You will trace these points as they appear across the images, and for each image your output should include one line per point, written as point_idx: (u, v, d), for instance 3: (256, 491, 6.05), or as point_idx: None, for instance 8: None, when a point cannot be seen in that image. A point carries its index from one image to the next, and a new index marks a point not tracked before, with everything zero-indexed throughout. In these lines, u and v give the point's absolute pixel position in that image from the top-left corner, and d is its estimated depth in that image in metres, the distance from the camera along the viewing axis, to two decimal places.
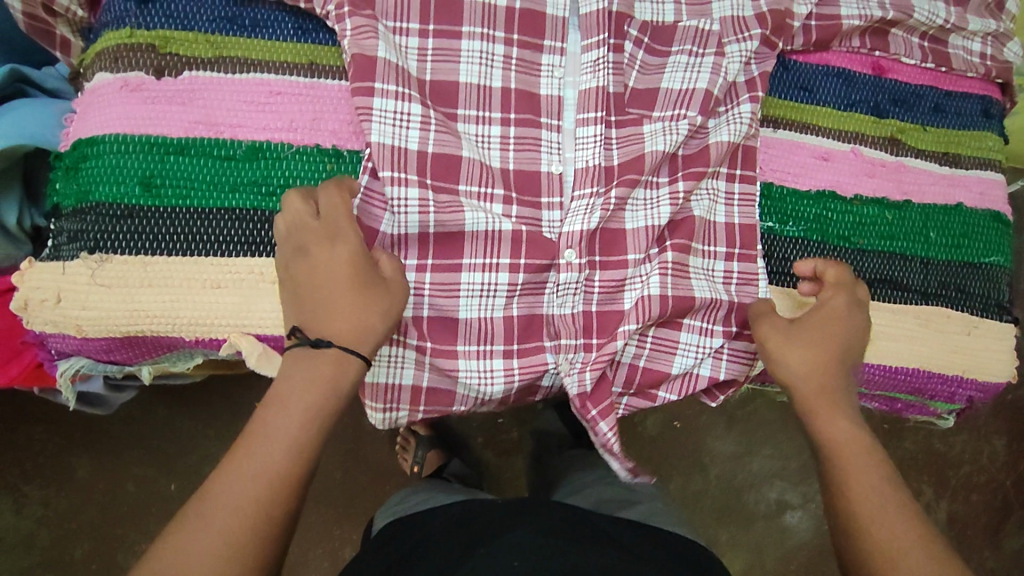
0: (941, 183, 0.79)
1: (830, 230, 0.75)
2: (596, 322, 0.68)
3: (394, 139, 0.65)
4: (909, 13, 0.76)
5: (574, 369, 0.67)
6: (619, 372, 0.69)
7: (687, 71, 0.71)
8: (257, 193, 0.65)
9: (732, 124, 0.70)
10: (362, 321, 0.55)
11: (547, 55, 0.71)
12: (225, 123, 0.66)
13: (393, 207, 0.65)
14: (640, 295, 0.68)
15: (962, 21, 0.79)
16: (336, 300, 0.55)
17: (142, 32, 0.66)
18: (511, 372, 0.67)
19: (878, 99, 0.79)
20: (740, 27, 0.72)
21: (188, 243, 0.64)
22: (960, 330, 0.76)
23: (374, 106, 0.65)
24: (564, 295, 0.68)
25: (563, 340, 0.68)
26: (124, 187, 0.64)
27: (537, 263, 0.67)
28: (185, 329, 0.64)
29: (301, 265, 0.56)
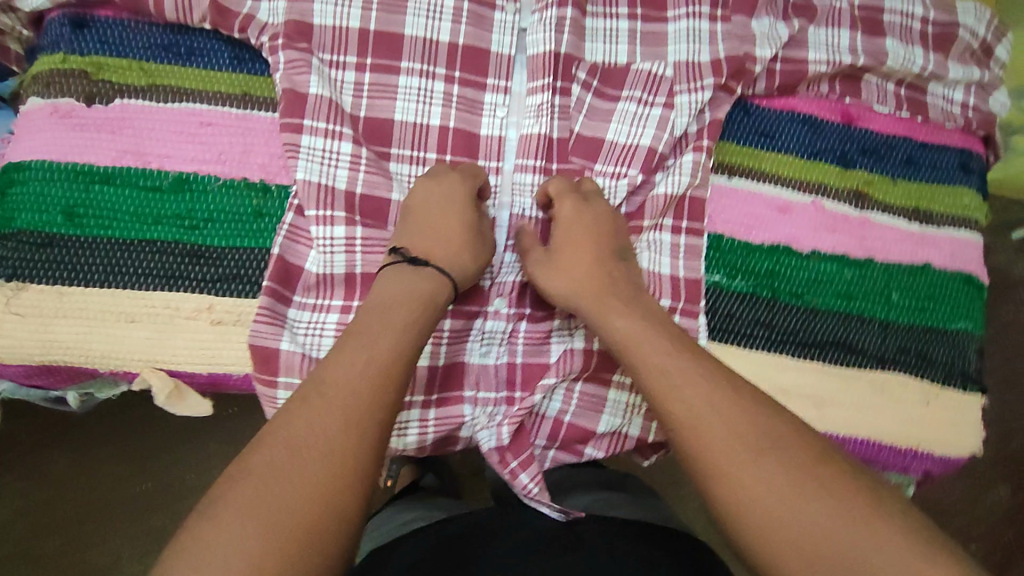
0: (909, 241, 0.74)
1: (781, 287, 0.71)
2: (519, 374, 0.67)
3: (321, 177, 0.63)
4: (881, 61, 0.72)
5: (493, 422, 0.66)
6: (542, 425, 0.67)
7: (633, 123, 0.68)
8: (180, 226, 0.64)
9: (672, 177, 0.68)
10: (448, 248, 0.60)
11: (490, 94, 0.68)
12: (153, 153, 0.65)
13: (318, 246, 0.63)
14: (565, 348, 0.66)
15: (942, 69, 0.74)
16: (437, 229, 0.61)
17: (76, 57, 0.65)
18: (426, 423, 0.65)
19: (846, 148, 0.74)
20: (694, 73, 0.68)
21: (107, 273, 0.63)
22: (917, 399, 0.72)
23: (301, 145, 0.63)
24: (489, 344, 0.67)
25: (483, 391, 0.66)
26: (48, 215, 0.63)
27: (464, 311, 0.66)
28: (97, 362, 0.63)
29: (452, 202, 0.61)
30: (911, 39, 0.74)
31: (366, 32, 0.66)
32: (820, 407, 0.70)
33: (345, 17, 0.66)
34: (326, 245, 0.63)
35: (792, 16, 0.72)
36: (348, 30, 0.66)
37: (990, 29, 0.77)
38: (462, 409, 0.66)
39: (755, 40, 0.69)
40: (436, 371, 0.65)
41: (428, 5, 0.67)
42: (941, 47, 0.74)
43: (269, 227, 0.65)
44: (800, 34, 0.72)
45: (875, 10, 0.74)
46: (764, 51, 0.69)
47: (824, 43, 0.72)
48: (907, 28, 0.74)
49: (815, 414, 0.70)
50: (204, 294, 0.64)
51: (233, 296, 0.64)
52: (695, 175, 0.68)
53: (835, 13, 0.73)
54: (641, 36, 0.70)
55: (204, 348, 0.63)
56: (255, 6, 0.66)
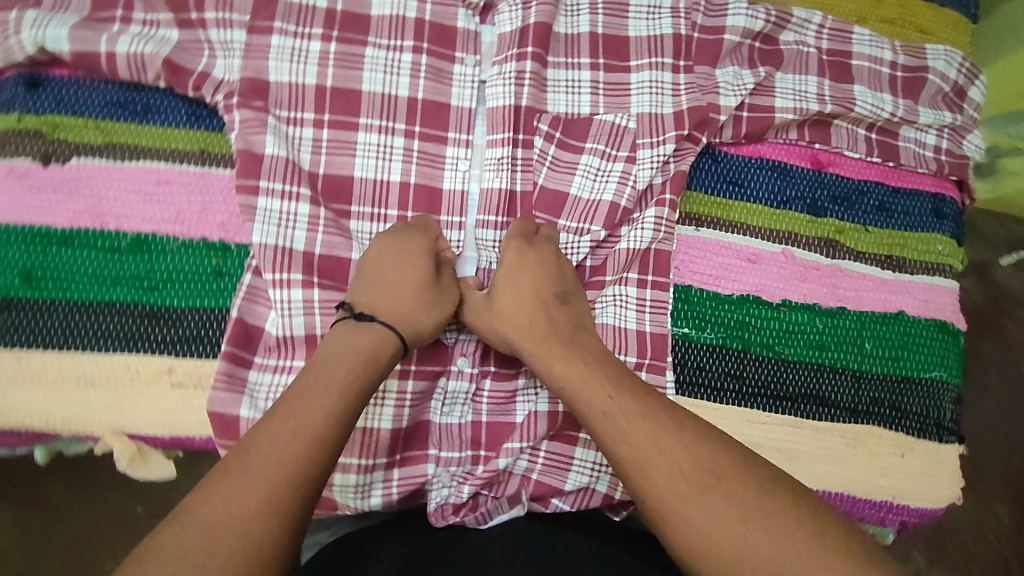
0: (882, 289, 0.73)
1: (751, 338, 0.71)
2: (484, 433, 0.66)
3: (277, 239, 0.62)
4: (849, 107, 0.71)
5: (457, 481, 0.65)
6: (508, 481, 0.66)
7: (595, 179, 0.67)
8: (139, 287, 0.64)
9: (635, 231, 0.67)
10: (396, 299, 0.58)
11: (451, 148, 0.67)
12: (111, 213, 0.64)
13: (277, 309, 0.62)
14: (530, 408, 0.66)
15: (912, 113, 0.73)
16: (387, 281, 0.59)
17: (29, 116, 0.64)
18: (388, 483, 0.64)
19: (817, 196, 0.73)
20: (658, 125, 0.68)
21: (65, 337, 0.63)
22: (891, 452, 0.71)
23: (258, 207, 0.62)
24: (452, 404, 0.66)
25: (446, 451, 0.65)
26: (4, 279, 0.63)
27: (427, 371, 0.65)
28: (58, 426, 0.63)
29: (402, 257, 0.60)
30: (878, 84, 0.73)
31: (323, 89, 0.65)
32: (792, 461, 0.69)
33: (301, 74, 0.65)
34: (283, 309, 0.61)
35: (756, 64, 0.71)
36: (306, 87, 0.65)
37: (962, 71, 0.76)
38: (426, 468, 0.65)
39: (719, 90, 0.69)
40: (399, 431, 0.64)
41: (387, 61, 0.66)
42: (909, 91, 0.74)
43: (229, 287, 0.65)
44: (766, 81, 0.71)
45: (841, 55, 0.73)
46: (727, 100, 0.69)
47: (790, 89, 0.71)
48: (873, 73, 0.74)
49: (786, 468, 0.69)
50: (164, 357, 0.63)
51: (193, 359, 0.63)
52: (658, 229, 0.67)
53: (800, 58, 0.72)
54: (603, 87, 0.70)
55: (164, 411, 0.63)
56: (210, 63, 0.65)
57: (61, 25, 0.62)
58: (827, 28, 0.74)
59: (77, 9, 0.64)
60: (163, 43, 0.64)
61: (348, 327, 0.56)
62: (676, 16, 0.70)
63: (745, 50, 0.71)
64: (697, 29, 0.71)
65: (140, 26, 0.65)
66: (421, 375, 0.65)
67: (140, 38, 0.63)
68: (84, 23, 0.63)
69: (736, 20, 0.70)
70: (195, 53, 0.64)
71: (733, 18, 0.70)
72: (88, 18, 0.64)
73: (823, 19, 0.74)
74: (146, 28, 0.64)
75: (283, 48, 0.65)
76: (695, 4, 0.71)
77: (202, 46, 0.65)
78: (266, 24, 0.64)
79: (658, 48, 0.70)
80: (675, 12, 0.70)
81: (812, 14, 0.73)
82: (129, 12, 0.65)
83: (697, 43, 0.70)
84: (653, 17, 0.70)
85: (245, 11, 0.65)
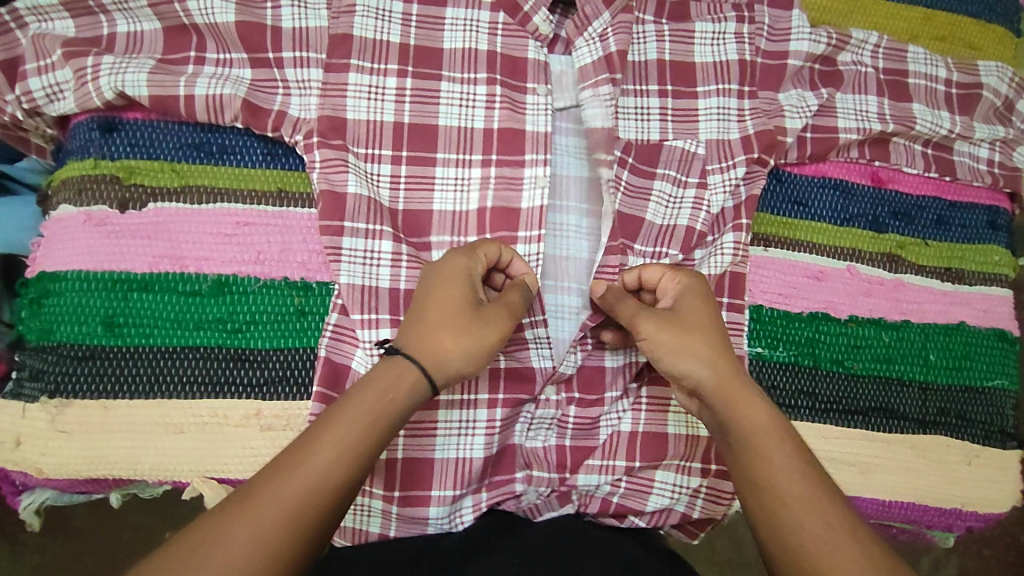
0: (943, 301, 0.75)
1: (823, 354, 0.72)
2: (569, 455, 0.66)
3: (364, 278, 0.62)
4: (910, 125, 0.73)
5: (541, 496, 0.66)
6: (590, 501, 0.66)
7: (668, 206, 0.67)
8: (222, 331, 0.64)
9: (714, 256, 0.68)
10: (439, 338, 0.52)
11: (529, 168, 0.66)
12: (190, 256, 0.64)
13: (363, 347, 0.62)
14: (613, 431, 0.66)
15: (968, 129, 0.75)
16: (434, 316, 0.53)
17: (106, 162, 0.65)
18: (479, 505, 0.64)
19: (878, 212, 0.75)
20: (726, 151, 0.69)
21: (150, 384, 0.63)
22: (959, 460, 0.73)
23: (342, 247, 0.62)
24: (539, 429, 0.66)
25: (535, 472, 0.65)
26: (87, 326, 0.63)
27: (513, 398, 0.64)
28: (147, 474, 0.63)
29: (448, 286, 0.54)
30: (936, 102, 0.75)
31: (401, 124, 0.65)
32: (866, 474, 0.71)
33: (378, 110, 0.65)
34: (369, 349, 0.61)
35: (819, 86, 0.72)
36: (383, 121, 0.65)
37: (1011, 85, 0.78)
38: (515, 487, 0.65)
39: (785, 113, 0.70)
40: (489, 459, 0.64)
41: (462, 95, 0.66)
42: (964, 108, 0.76)
43: (313, 326, 0.65)
44: (829, 102, 0.72)
45: (898, 74, 0.75)
46: (795, 125, 0.70)
47: (851, 109, 0.73)
48: (930, 90, 0.75)
49: (860, 481, 0.71)
50: (251, 400, 0.63)
51: (279, 400, 0.64)
52: (737, 254, 0.68)
53: (861, 79, 0.74)
54: (672, 114, 0.70)
55: (254, 454, 0.63)
56: (285, 102, 0.65)
57: (139, 69, 0.63)
58: (883, 47, 0.75)
59: (151, 52, 0.65)
60: (238, 82, 0.65)
61: (383, 368, 0.51)
62: (741, 41, 0.71)
63: (806, 73, 0.73)
64: (761, 53, 0.71)
65: (212, 66, 0.65)
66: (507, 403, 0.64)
67: (214, 79, 0.64)
68: (159, 66, 0.64)
69: (799, 45, 0.72)
70: (271, 93, 0.65)
71: (796, 44, 0.72)
72: (161, 60, 0.65)
73: (879, 38, 0.75)
74: (219, 69, 0.65)
75: (359, 85, 0.64)
76: (759, 28, 0.71)
77: (276, 84, 0.65)
78: (342, 62, 0.64)
79: (725, 74, 0.70)
80: (740, 37, 0.71)
81: (868, 34, 0.74)
82: (202, 52, 0.66)
83: (761, 67, 0.71)
84: (719, 43, 0.71)
85: (320, 48, 0.65)
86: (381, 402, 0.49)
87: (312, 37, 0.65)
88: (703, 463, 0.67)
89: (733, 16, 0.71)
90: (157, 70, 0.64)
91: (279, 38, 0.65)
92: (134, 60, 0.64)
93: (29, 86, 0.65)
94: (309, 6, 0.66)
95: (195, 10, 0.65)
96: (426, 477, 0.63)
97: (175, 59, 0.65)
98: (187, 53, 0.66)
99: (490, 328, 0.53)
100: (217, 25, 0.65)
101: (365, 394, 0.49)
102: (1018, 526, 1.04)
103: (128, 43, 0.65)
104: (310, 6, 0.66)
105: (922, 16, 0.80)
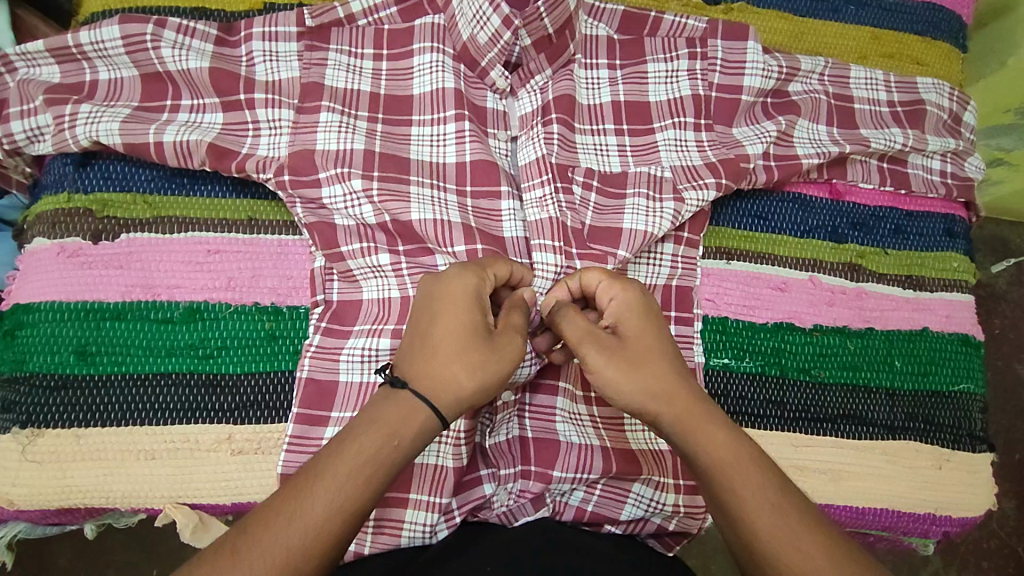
0: (905, 308, 0.76)
1: (789, 364, 0.73)
2: (533, 449, 0.65)
3: (378, 293, 0.64)
4: (867, 145, 0.75)
5: (514, 499, 0.65)
6: (564, 510, 0.65)
7: (647, 214, 0.67)
8: (193, 357, 0.65)
9: (653, 267, 0.70)
10: (444, 369, 0.51)
11: (506, 202, 0.67)
12: (163, 284, 0.66)
13: (361, 357, 0.62)
14: (578, 437, 0.66)
15: (921, 142, 0.77)
16: (438, 345, 0.52)
17: (80, 196, 0.67)
18: (451, 515, 0.64)
19: (837, 224, 0.77)
20: (693, 175, 0.69)
21: (121, 412, 0.63)
22: (930, 464, 0.73)
23: (351, 268, 0.65)
24: (501, 424, 0.67)
25: (502, 471, 0.65)
26: (59, 356, 0.64)
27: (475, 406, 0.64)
28: (118, 502, 0.63)
29: (447, 310, 0.53)
30: (882, 123, 0.77)
31: (371, 155, 0.65)
32: (838, 482, 0.71)
33: (349, 142, 0.66)
34: (356, 356, 0.62)
35: (773, 113, 0.75)
36: (353, 151, 0.65)
37: (953, 99, 0.81)
38: (484, 489, 0.65)
39: (743, 142, 0.72)
40: (460, 468, 0.63)
41: (434, 136, 0.68)
42: (911, 123, 0.78)
43: (284, 350, 0.66)
44: (789, 129, 0.74)
45: (845, 99, 0.78)
46: (755, 149, 0.71)
47: (807, 139, 0.74)
48: (875, 113, 0.78)
49: (832, 488, 0.71)
50: (223, 424, 0.64)
51: (251, 424, 0.64)
52: (676, 267, 0.70)
53: (815, 104, 0.76)
54: (630, 150, 0.71)
55: (226, 479, 0.63)
56: (255, 143, 0.67)
57: (113, 117, 0.65)
58: (828, 74, 0.78)
59: (130, 99, 0.68)
60: (209, 128, 0.67)
61: (389, 406, 0.50)
62: (693, 78, 0.73)
63: (756, 108, 0.75)
64: (713, 89, 0.73)
65: (187, 112, 0.68)
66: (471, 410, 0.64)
67: (186, 127, 0.66)
68: (135, 113, 0.67)
69: (751, 80, 0.74)
70: (242, 139, 0.67)
71: (750, 78, 0.74)
72: (138, 107, 0.67)
73: (824, 62, 0.78)
74: (193, 115, 0.68)
75: (330, 123, 0.66)
76: (711, 64, 0.74)
77: (248, 125, 0.68)
78: (314, 105, 0.67)
79: (679, 110, 0.72)
80: (692, 73, 0.73)
81: (815, 63, 0.78)
82: (177, 100, 0.68)
83: (715, 102, 0.73)
84: (672, 80, 0.73)
85: (293, 94, 0.68)
86: (387, 449, 0.48)
87: (285, 85, 0.69)
88: (676, 478, 0.66)
89: (685, 53, 0.73)
90: (134, 116, 0.66)
91: (252, 87, 0.68)
92: (114, 107, 0.67)
93: (12, 128, 0.67)
94: (281, 60, 0.69)
95: (169, 60, 0.68)
96: (405, 480, 0.63)
97: (152, 106, 0.68)
98: (163, 100, 0.68)
99: (502, 358, 0.52)
100: (190, 71, 0.68)
101: (369, 438, 0.48)
102: (1006, 533, 1.04)
103: (107, 90, 0.68)
104: (282, 59, 0.69)
105: (870, 35, 0.83)
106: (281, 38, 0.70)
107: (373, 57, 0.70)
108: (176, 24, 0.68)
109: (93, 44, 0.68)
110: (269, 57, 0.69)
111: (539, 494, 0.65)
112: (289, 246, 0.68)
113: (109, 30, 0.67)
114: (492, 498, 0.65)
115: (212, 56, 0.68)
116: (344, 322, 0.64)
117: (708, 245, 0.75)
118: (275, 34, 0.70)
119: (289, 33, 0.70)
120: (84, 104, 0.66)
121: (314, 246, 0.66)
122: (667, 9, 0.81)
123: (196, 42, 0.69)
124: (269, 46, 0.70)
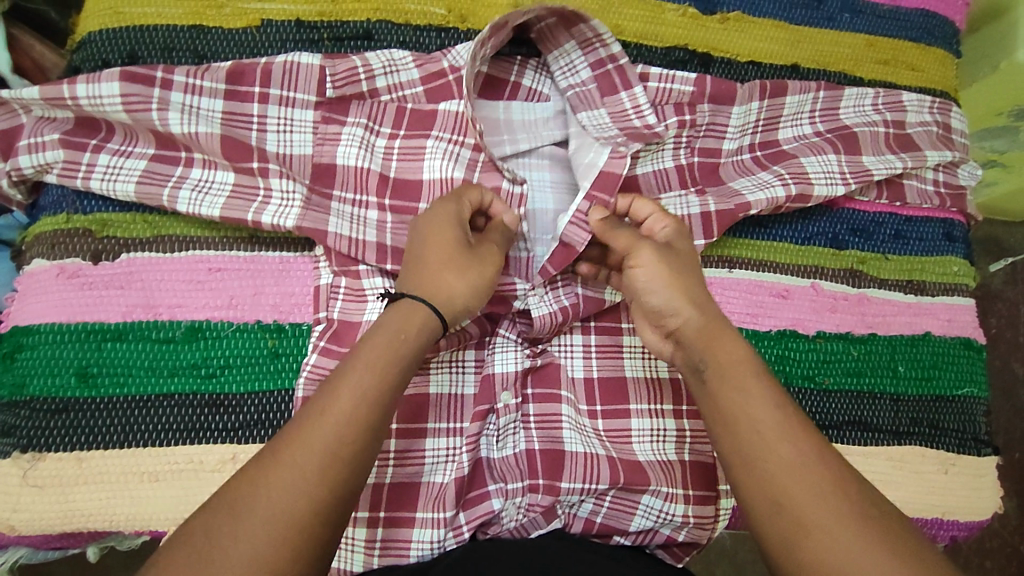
0: (906, 312, 0.77)
1: (793, 371, 0.73)
2: (540, 461, 0.65)
3: (379, 314, 0.64)
4: (870, 176, 0.75)
5: (524, 514, 0.64)
6: (574, 521, 0.65)
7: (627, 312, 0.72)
8: (196, 376, 0.64)
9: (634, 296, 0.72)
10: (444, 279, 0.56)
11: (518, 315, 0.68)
12: (163, 303, 0.65)
13: None
14: (585, 450, 0.65)
15: (919, 163, 0.77)
16: (434, 257, 0.56)
17: (79, 216, 0.67)
18: (460, 532, 0.63)
19: (837, 230, 0.78)
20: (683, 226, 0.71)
21: (124, 433, 0.63)
22: (936, 469, 0.73)
23: (364, 287, 0.65)
24: (504, 437, 0.66)
25: (507, 483, 0.64)
26: (59, 378, 0.63)
27: (477, 409, 0.66)
28: (122, 525, 0.62)
29: (431, 229, 0.58)
30: (883, 146, 0.77)
31: (383, 245, 0.65)
32: None
33: (361, 230, 0.66)
34: None
35: (766, 162, 0.75)
36: (365, 242, 0.65)
37: (935, 111, 0.80)
38: (492, 505, 0.63)
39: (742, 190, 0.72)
40: (461, 482, 0.63)
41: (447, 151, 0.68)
42: (907, 144, 0.77)
43: (286, 368, 0.65)
44: (797, 170, 0.74)
45: (841, 128, 0.77)
46: (757, 196, 0.72)
47: (821, 172, 0.74)
48: (875, 134, 0.77)
49: None
50: (227, 444, 0.64)
51: (255, 443, 0.64)
52: None
53: (811, 146, 0.76)
54: None
55: None
56: (262, 211, 0.66)
57: (130, 178, 0.65)
58: (818, 111, 0.78)
59: (146, 145, 0.67)
60: (219, 192, 0.66)
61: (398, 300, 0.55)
62: (677, 148, 0.74)
63: (746, 159, 0.75)
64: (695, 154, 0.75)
65: (199, 168, 0.67)
66: (472, 418, 0.66)
67: (198, 190, 0.66)
68: (149, 169, 0.66)
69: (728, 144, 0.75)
70: (252, 196, 0.66)
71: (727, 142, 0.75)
72: (153, 158, 0.67)
73: (815, 94, 0.78)
74: (205, 172, 0.67)
75: (342, 210, 0.66)
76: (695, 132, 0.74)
77: (259, 192, 0.67)
78: None
79: (667, 183, 0.73)
80: (677, 142, 0.74)
81: (803, 98, 0.77)
82: (190, 155, 0.67)
83: (698, 166, 0.74)
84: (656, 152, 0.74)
85: (303, 174, 0.67)
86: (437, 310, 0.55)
87: (296, 162, 0.67)
88: (685, 489, 0.66)
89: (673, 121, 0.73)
90: (149, 173, 0.66)
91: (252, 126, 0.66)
92: (129, 160, 0.66)
93: (20, 162, 0.66)
94: (295, 130, 0.67)
95: (172, 125, 0.65)
96: (411, 500, 0.63)
97: (167, 156, 0.67)
98: (177, 150, 0.67)
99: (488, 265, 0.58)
100: (197, 138, 0.66)
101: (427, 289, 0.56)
102: (1012, 534, 1.04)
103: (123, 132, 0.67)
104: (296, 130, 0.67)
105: (865, 42, 0.84)
106: (297, 104, 0.68)
107: (389, 136, 0.69)
108: (181, 84, 0.65)
109: (88, 98, 0.64)
110: (282, 126, 0.67)
111: (550, 506, 0.64)
112: (291, 263, 0.68)
113: (108, 86, 0.64)
114: (501, 513, 0.64)
115: (221, 124, 0.66)
116: (347, 343, 0.63)
117: (709, 253, 0.74)
118: (291, 100, 0.67)
119: (307, 100, 0.68)
120: (103, 154, 0.66)
121: (325, 263, 0.66)
122: (664, 19, 0.80)
123: (204, 103, 0.66)
124: (284, 113, 0.67)
